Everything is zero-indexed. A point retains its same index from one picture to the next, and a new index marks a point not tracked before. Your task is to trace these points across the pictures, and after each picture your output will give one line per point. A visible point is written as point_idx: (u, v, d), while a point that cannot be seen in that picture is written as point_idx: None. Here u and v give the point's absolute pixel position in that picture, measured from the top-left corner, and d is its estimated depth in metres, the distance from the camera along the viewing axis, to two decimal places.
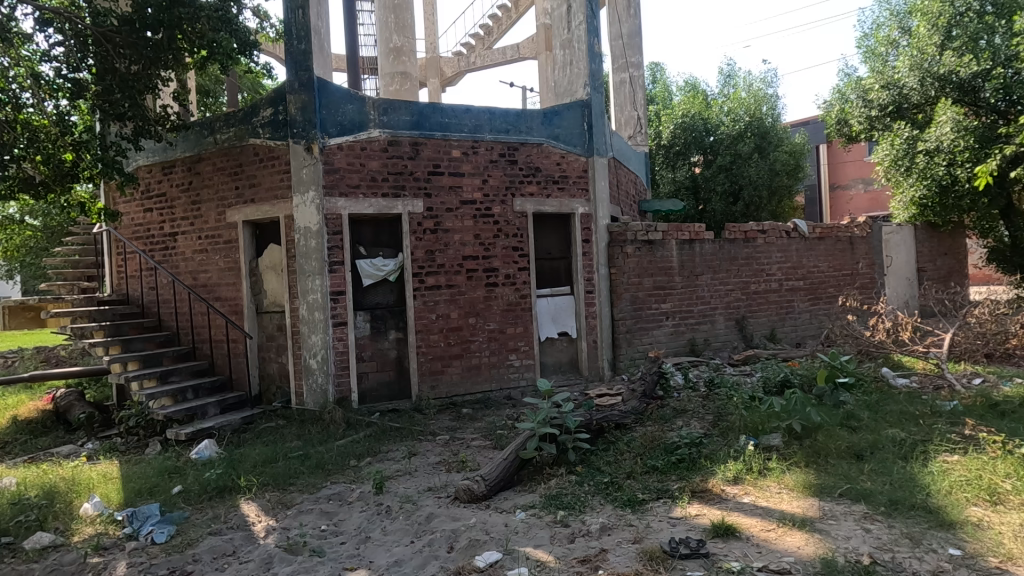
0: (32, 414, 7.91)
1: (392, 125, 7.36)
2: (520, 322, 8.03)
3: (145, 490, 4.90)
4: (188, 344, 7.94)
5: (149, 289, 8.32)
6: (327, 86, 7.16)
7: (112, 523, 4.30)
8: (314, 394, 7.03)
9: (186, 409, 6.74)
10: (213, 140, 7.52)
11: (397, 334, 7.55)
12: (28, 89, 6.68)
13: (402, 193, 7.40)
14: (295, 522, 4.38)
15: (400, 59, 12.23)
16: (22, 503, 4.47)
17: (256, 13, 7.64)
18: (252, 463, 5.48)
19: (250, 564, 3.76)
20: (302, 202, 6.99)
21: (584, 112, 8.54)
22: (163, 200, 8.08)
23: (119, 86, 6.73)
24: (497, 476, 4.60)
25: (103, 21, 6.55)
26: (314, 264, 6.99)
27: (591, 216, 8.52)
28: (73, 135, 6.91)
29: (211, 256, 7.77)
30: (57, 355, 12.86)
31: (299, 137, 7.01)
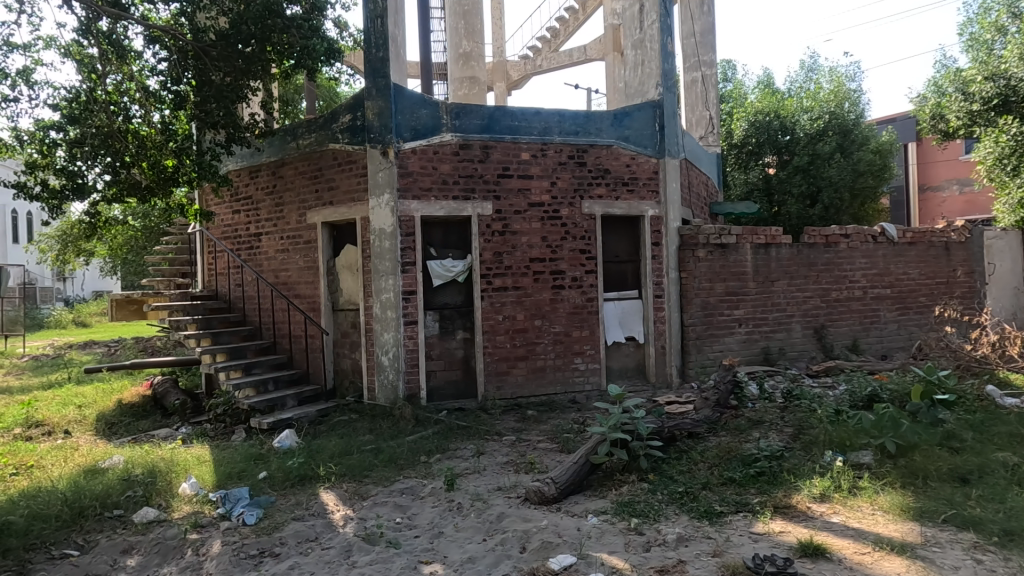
0: (134, 398, 8.63)
1: (464, 129, 7.49)
2: (586, 326, 7.97)
3: (235, 474, 5.23)
4: (269, 339, 8.41)
5: (236, 286, 8.86)
6: (403, 92, 7.37)
7: (207, 503, 4.61)
8: (385, 390, 7.26)
9: (268, 399, 7.13)
10: (296, 145, 7.89)
11: (464, 334, 7.69)
12: (136, 102, 7.30)
13: (472, 195, 7.52)
14: (372, 513, 4.53)
15: (469, 64, 12.43)
16: (130, 479, 4.86)
17: (336, 24, 8.00)
18: (330, 453, 5.73)
19: (332, 551, 3.92)
20: (377, 205, 7.24)
21: (656, 113, 8.36)
22: (249, 203, 8.61)
23: (215, 95, 7.15)
24: (568, 480, 4.58)
25: (202, 37, 7.07)
26: (387, 264, 7.22)
27: (661, 219, 8.34)
28: (175, 141, 7.43)
29: (293, 255, 8.18)
30: (153, 345, 13.99)
31: (375, 142, 7.26)
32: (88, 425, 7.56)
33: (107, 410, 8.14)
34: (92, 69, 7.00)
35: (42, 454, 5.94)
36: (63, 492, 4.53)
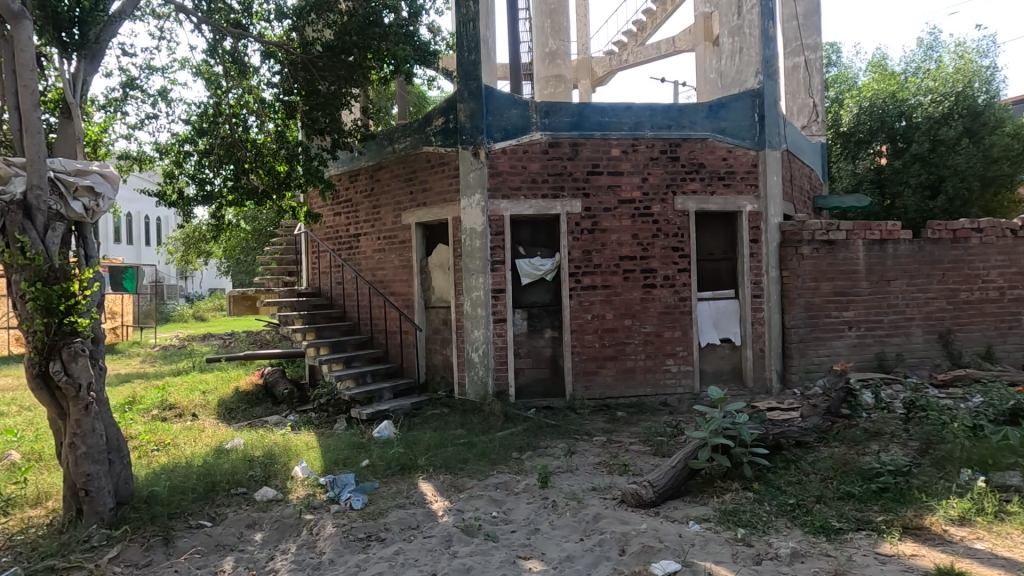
0: (248, 386, 9.43)
1: (553, 127, 7.47)
2: (678, 326, 7.70)
3: (341, 460, 5.55)
4: (367, 333, 8.84)
5: (336, 284, 9.37)
6: (493, 93, 7.47)
7: (318, 486, 4.92)
8: (475, 386, 7.41)
9: (367, 391, 7.49)
10: (392, 149, 8.23)
11: (552, 333, 7.70)
12: (255, 114, 7.86)
13: (561, 193, 7.49)
14: (469, 506, 4.63)
15: (555, 62, 12.45)
16: (252, 461, 5.31)
17: (430, 29, 8.27)
18: (426, 445, 5.94)
19: (433, 539, 4.05)
20: (468, 205, 7.40)
21: (755, 102, 7.92)
22: (349, 206, 9.12)
23: (322, 104, 7.67)
24: (667, 484, 4.43)
25: (310, 49, 7.54)
26: (478, 263, 7.35)
27: (761, 214, 7.88)
28: (286, 148, 7.76)
29: (388, 255, 8.56)
30: (262, 339, 15.19)
31: (467, 143, 7.40)
32: (211, 409, 8.34)
33: (227, 397, 8.94)
34: (217, 85, 7.70)
35: (176, 434, 6.60)
36: (197, 468, 5.00)
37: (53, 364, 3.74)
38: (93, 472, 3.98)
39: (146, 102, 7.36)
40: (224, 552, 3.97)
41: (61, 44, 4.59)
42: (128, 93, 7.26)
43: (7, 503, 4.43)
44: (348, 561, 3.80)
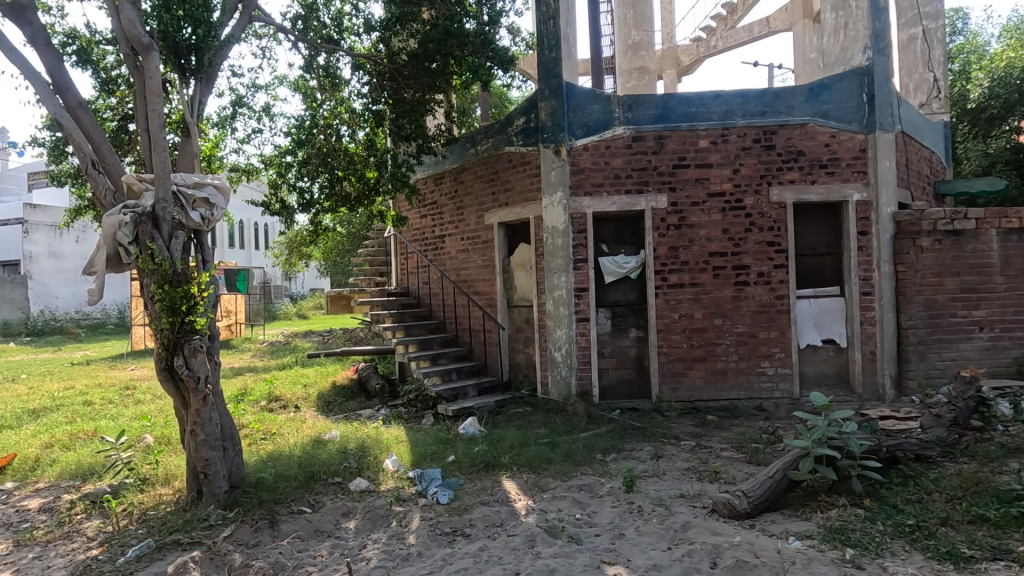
0: (344, 380, 10.01)
1: (636, 121, 7.26)
2: (775, 326, 7.20)
3: (428, 455, 5.72)
4: (452, 332, 9.06)
5: (423, 284, 9.69)
6: (574, 90, 7.36)
7: (407, 480, 5.11)
8: (558, 386, 7.35)
9: (452, 388, 7.67)
10: (475, 151, 8.38)
11: (637, 332, 7.50)
12: (346, 125, 8.31)
13: (646, 188, 7.25)
14: (552, 506, 4.60)
15: (638, 54, 12.09)
16: (347, 452, 5.60)
17: (511, 31, 8.31)
18: (509, 443, 5.98)
19: (517, 538, 4.07)
20: (550, 203, 7.35)
21: (863, 81, 7.22)
22: (435, 208, 9.40)
23: (408, 111, 7.97)
24: (765, 496, 4.14)
25: (396, 58, 7.81)
26: (560, 261, 7.27)
27: (870, 204, 7.18)
28: (375, 155, 8.24)
29: (472, 255, 8.72)
30: (357, 336, 16.09)
31: (548, 141, 7.34)
32: (312, 402, 8.94)
33: (325, 390, 9.56)
34: (313, 98, 8.22)
35: (281, 424, 7.15)
36: (299, 457, 5.37)
37: (177, 359, 4.16)
38: (211, 457, 4.39)
39: (253, 118, 8.01)
40: (322, 537, 4.21)
41: (181, 69, 5.05)
42: (237, 111, 7.94)
43: (143, 481, 5.01)
44: (435, 554, 3.90)
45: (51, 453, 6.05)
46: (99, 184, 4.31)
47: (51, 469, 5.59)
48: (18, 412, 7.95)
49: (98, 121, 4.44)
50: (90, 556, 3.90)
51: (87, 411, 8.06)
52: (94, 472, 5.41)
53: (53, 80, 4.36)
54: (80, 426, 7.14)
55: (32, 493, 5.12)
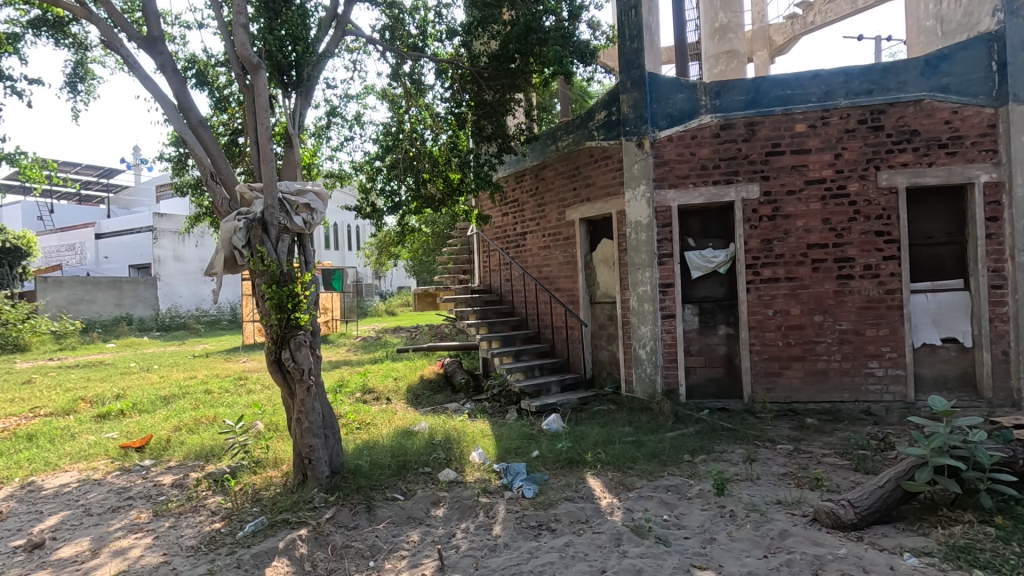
0: (431, 375, 10.40)
1: (725, 108, 6.92)
2: (884, 323, 6.61)
3: (513, 449, 5.81)
4: (534, 328, 9.12)
5: (505, 281, 9.83)
6: (658, 79, 7.14)
7: (493, 473, 5.23)
8: (643, 384, 7.18)
9: (536, 384, 7.72)
10: (556, 148, 8.38)
11: (727, 330, 7.16)
12: (430, 128, 8.57)
13: (736, 178, 6.91)
14: (639, 506, 4.52)
15: (726, 36, 11.53)
16: (436, 444, 5.82)
17: (590, 25, 8.19)
18: (593, 440, 5.94)
19: (603, 536, 4.04)
20: (633, 197, 7.16)
21: (991, 48, 6.44)
22: (516, 205, 9.50)
23: (489, 112, 8.12)
24: (874, 507, 3.83)
25: (478, 61, 7.95)
26: (643, 257, 7.08)
27: (1001, 186, 6.39)
28: (458, 156, 8.46)
29: (554, 251, 8.73)
30: (442, 332, 16.63)
31: (630, 134, 7.17)
32: (401, 394, 9.36)
33: (414, 384, 9.97)
34: (398, 104, 8.56)
35: (374, 415, 7.56)
36: (392, 447, 5.64)
37: (284, 352, 4.51)
38: (314, 443, 4.74)
39: (345, 126, 8.49)
40: (414, 524, 4.41)
41: (284, 85, 5.47)
42: (331, 120, 8.46)
43: (256, 463, 5.50)
44: (521, 547, 3.97)
45: (180, 435, 6.80)
46: (217, 194, 4.77)
47: (180, 449, 6.28)
48: (153, 398, 8.99)
49: (215, 137, 4.89)
50: (214, 529, 4.34)
51: (208, 399, 8.97)
52: (214, 454, 6.01)
53: (179, 102, 4.86)
54: (202, 412, 7.95)
55: (165, 470, 5.78)
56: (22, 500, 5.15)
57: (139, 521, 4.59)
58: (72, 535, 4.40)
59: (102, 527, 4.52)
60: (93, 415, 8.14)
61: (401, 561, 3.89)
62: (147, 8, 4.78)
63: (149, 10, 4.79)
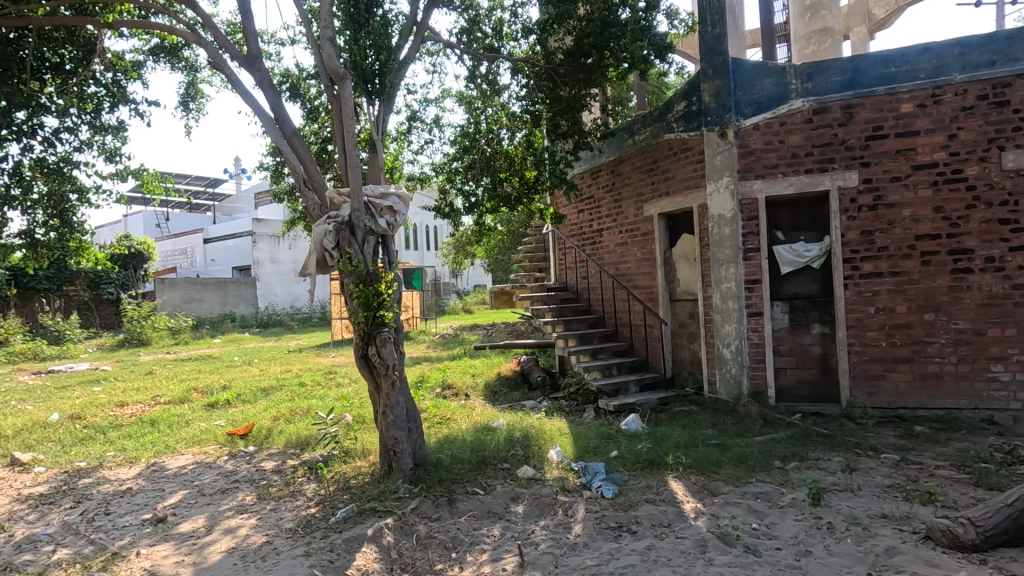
0: (508, 372, 10.52)
1: (819, 90, 6.45)
2: (1010, 322, 5.91)
3: (591, 449, 5.76)
4: (611, 326, 8.97)
5: (581, 278, 9.74)
6: (743, 65, 6.78)
7: (571, 471, 5.20)
8: (728, 385, 6.85)
9: (614, 383, 7.59)
10: (633, 142, 8.18)
11: (821, 328, 6.67)
12: (505, 128, 8.66)
13: (831, 166, 6.43)
14: (725, 512, 4.33)
15: (819, 14, 10.76)
16: (514, 440, 5.87)
17: (668, 14, 7.92)
18: (675, 443, 5.76)
19: (687, 541, 3.91)
20: (716, 189, 6.86)
21: None
22: (592, 202, 9.39)
23: (565, 109, 7.98)
24: (1000, 528, 3.44)
25: (553, 58, 7.92)
26: (727, 252, 6.76)
27: None
28: (534, 154, 8.48)
29: (631, 248, 8.55)
30: (518, 330, 16.77)
31: (713, 124, 6.86)
32: (479, 391, 9.55)
33: (492, 380, 10.14)
34: (474, 106, 8.71)
35: (454, 410, 7.76)
36: (472, 443, 5.76)
37: (371, 348, 4.74)
38: (398, 436, 4.94)
39: (425, 130, 8.76)
40: (494, 519, 4.48)
41: (369, 93, 5.69)
42: (412, 125, 8.76)
43: (346, 453, 5.82)
44: (601, 547, 3.93)
45: (278, 425, 7.32)
46: (310, 199, 5.07)
47: (279, 438, 6.76)
48: (255, 390, 9.75)
49: (308, 146, 5.20)
50: (310, 513, 4.63)
51: (302, 391, 9.60)
52: (309, 443, 6.42)
53: (275, 115, 5.22)
54: (298, 403, 8.52)
55: (267, 456, 6.25)
56: (148, 478, 5.76)
57: (246, 503, 4.99)
58: (189, 512, 4.86)
59: (214, 506, 4.96)
60: (205, 404, 8.95)
61: (482, 554, 3.97)
62: (248, 28, 5.16)
63: (249, 31, 5.17)
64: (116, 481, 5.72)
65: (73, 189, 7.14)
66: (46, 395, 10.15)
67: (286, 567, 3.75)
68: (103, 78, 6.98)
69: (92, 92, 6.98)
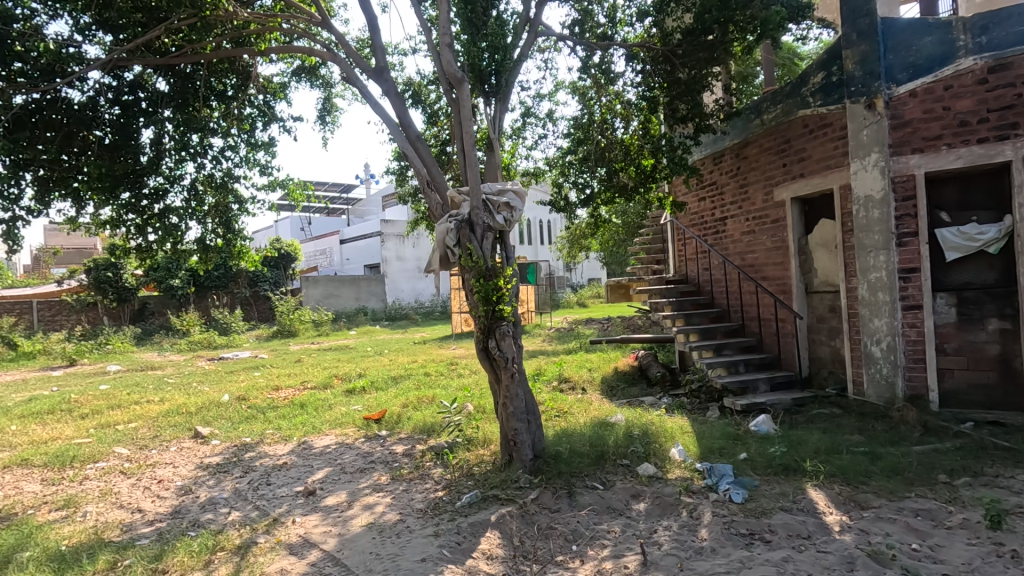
0: (626, 367, 10.31)
1: (997, 44, 5.48)
2: None
3: (717, 450, 5.46)
4: (738, 321, 8.40)
5: (703, 270, 9.25)
6: (895, 24, 5.98)
7: (695, 472, 4.97)
8: (878, 387, 6.13)
9: (741, 381, 7.11)
10: (761, 121, 7.53)
11: (1000, 324, 5.72)
12: (619, 117, 8.45)
13: (1013, 132, 5.46)
14: (877, 528, 3.89)
15: None
16: (633, 437, 5.73)
17: None
18: (814, 448, 5.27)
19: (831, 556, 3.57)
20: (862, 168, 6.15)
21: None
22: (714, 188, 8.86)
23: (684, 91, 7.59)
24: None
25: (671, 39, 7.56)
26: (877, 238, 6.04)
27: None
28: (651, 142, 8.19)
29: (759, 236, 7.94)
30: (635, 324, 16.39)
31: (858, 94, 6.11)
32: (596, 385, 9.47)
33: (608, 375, 10.00)
34: (587, 96, 8.50)
35: (571, 404, 7.77)
36: (590, 437, 5.73)
37: (491, 342, 4.89)
38: (518, 427, 5.05)
39: (539, 125, 8.81)
40: (614, 515, 4.42)
41: (485, 93, 5.85)
42: (526, 121, 8.86)
43: (469, 441, 6.07)
44: (731, 554, 3.71)
45: (407, 411, 7.84)
46: (433, 199, 5.34)
47: (408, 424, 7.25)
48: (386, 378, 10.55)
49: (430, 149, 5.48)
50: (438, 496, 4.91)
51: (427, 381, 10.21)
52: (435, 430, 6.81)
53: (401, 121, 5.55)
54: (424, 392, 9.07)
55: (398, 440, 6.73)
56: (300, 455, 6.47)
57: (381, 482, 5.41)
58: (333, 487, 5.38)
59: (354, 483, 5.45)
60: (344, 390, 9.86)
61: (603, 549, 3.93)
62: (377, 42, 5.54)
63: (376, 45, 5.55)
64: (274, 456, 6.49)
65: (235, 200, 8.18)
66: (219, 379, 11.82)
67: (417, 545, 4.01)
68: (257, 100, 7.89)
69: (248, 113, 7.92)
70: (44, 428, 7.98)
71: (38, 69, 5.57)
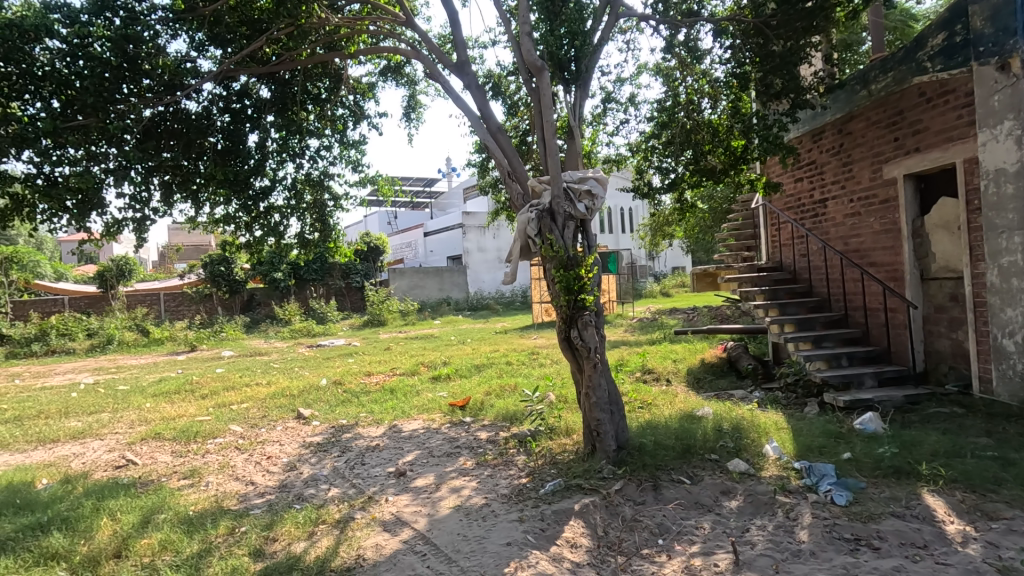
0: (714, 358, 9.91)
1: None
2: None
3: (817, 448, 5.11)
4: (839, 311, 7.79)
5: (800, 256, 8.65)
6: None
7: (793, 471, 4.69)
8: (1011, 385, 5.49)
9: (844, 375, 6.58)
10: (867, 92, 6.86)
11: None
12: (706, 97, 8.05)
13: None
14: (1009, 542, 3.48)
15: None
16: (722, 431, 5.50)
17: None
18: (932, 450, 4.79)
19: (952, 570, 3.25)
20: (992, 138, 5.46)
21: None
22: (813, 168, 8.24)
23: (779, 65, 7.00)
24: None
25: (763, 10, 7.09)
26: (1011, 217, 5.34)
27: None
28: (741, 121, 7.71)
29: (866, 218, 7.29)
30: (723, 314, 15.69)
31: (988, 55, 5.41)
32: (681, 376, 9.18)
33: (695, 367, 9.64)
34: (673, 78, 8.27)
35: (656, 395, 7.57)
36: (676, 430, 5.57)
37: (573, 331, 4.88)
38: (601, 418, 5.00)
39: (621, 110, 8.58)
40: (703, 511, 4.27)
41: (565, 80, 5.77)
42: (607, 106, 8.67)
43: (552, 430, 6.11)
44: (834, 559, 3.48)
45: (490, 399, 8.02)
46: (513, 189, 5.36)
47: (491, 411, 7.42)
48: (470, 366, 10.85)
49: (511, 140, 5.51)
50: (522, 483, 4.98)
51: (509, 369, 10.38)
52: (517, 418, 6.92)
53: (481, 113, 5.62)
54: (506, 380, 9.24)
55: (482, 426, 6.90)
56: (391, 437, 6.82)
57: (467, 467, 5.59)
58: (422, 470, 5.62)
59: (442, 467, 5.66)
60: (430, 376, 10.27)
61: (692, 545, 3.82)
62: (459, 37, 5.63)
63: (458, 39, 5.64)
64: (368, 437, 6.89)
65: (329, 197, 8.70)
66: (317, 364, 12.70)
67: (503, 529, 4.10)
68: (347, 101, 8.31)
69: (340, 114, 8.37)
70: (173, 405, 8.98)
71: (162, 85, 6.17)
